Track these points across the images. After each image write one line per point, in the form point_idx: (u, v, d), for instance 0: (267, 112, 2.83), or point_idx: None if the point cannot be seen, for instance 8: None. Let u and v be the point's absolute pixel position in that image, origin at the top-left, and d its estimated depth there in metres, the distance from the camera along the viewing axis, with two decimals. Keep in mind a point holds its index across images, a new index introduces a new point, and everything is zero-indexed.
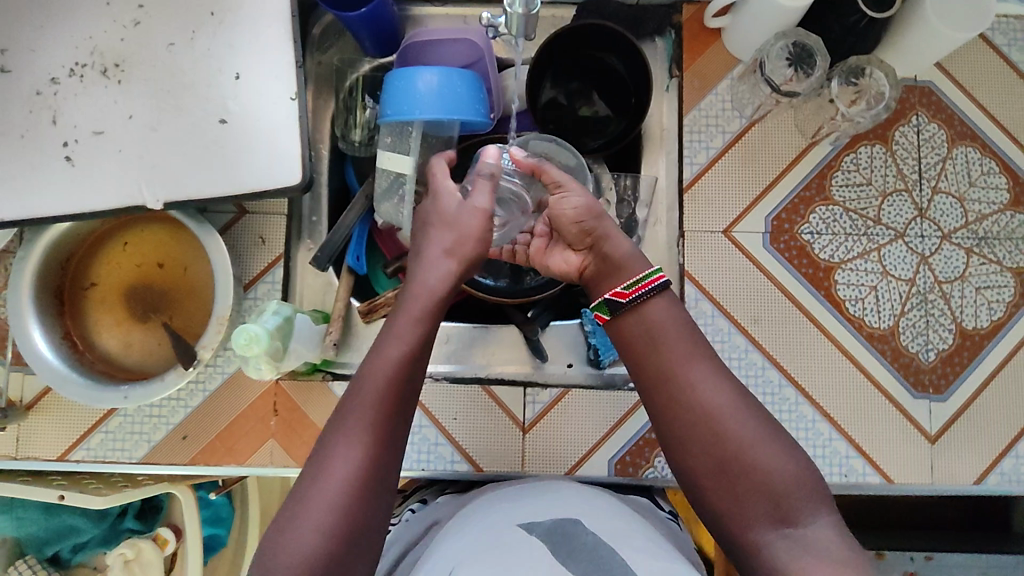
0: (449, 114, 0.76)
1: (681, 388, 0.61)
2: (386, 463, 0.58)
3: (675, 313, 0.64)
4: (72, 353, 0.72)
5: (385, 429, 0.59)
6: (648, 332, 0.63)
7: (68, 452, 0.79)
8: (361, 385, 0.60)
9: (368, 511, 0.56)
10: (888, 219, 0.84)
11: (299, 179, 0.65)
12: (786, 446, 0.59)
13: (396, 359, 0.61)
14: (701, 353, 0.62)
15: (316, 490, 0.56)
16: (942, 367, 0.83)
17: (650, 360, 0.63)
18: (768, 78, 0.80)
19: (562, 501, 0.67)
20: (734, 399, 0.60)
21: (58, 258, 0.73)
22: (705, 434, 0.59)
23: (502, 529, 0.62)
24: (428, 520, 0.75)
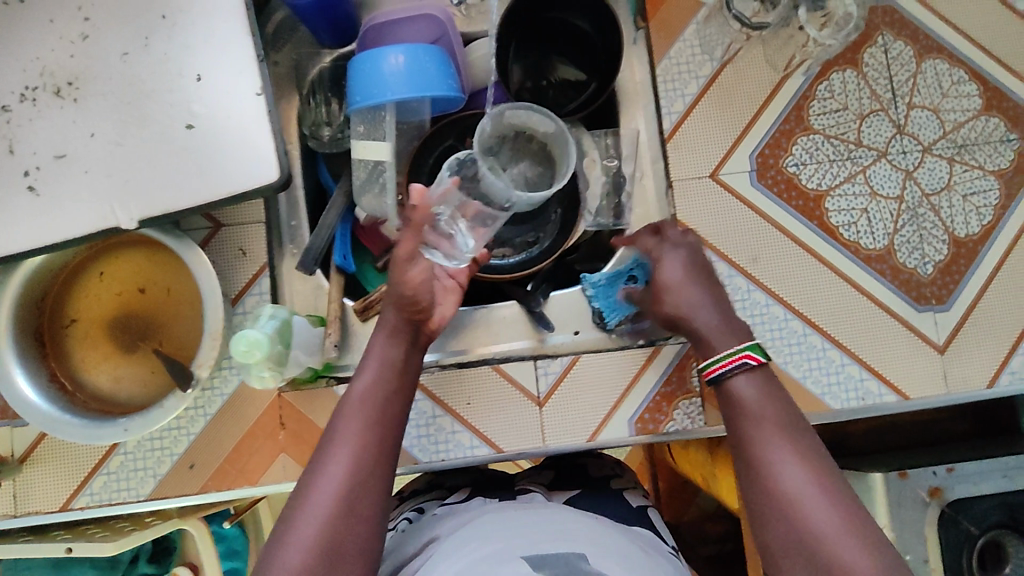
0: (421, 92, 0.74)
1: (761, 461, 0.57)
2: (374, 488, 0.58)
3: (757, 391, 0.61)
4: (63, 395, 0.68)
5: (371, 451, 0.60)
6: (741, 408, 0.61)
7: (71, 500, 0.75)
8: (344, 408, 0.62)
9: (353, 537, 0.56)
10: (869, 140, 0.84)
11: (276, 176, 0.63)
12: (873, 545, 0.52)
13: (377, 386, 0.64)
14: (798, 429, 0.59)
15: (299, 518, 0.56)
16: (941, 277, 0.84)
17: (731, 436, 0.61)
18: (738, 14, 0.81)
19: (565, 534, 0.63)
20: (818, 483, 0.55)
21: (34, 296, 0.69)
22: (782, 513, 0.55)
23: (500, 560, 0.58)
24: (424, 536, 0.70)
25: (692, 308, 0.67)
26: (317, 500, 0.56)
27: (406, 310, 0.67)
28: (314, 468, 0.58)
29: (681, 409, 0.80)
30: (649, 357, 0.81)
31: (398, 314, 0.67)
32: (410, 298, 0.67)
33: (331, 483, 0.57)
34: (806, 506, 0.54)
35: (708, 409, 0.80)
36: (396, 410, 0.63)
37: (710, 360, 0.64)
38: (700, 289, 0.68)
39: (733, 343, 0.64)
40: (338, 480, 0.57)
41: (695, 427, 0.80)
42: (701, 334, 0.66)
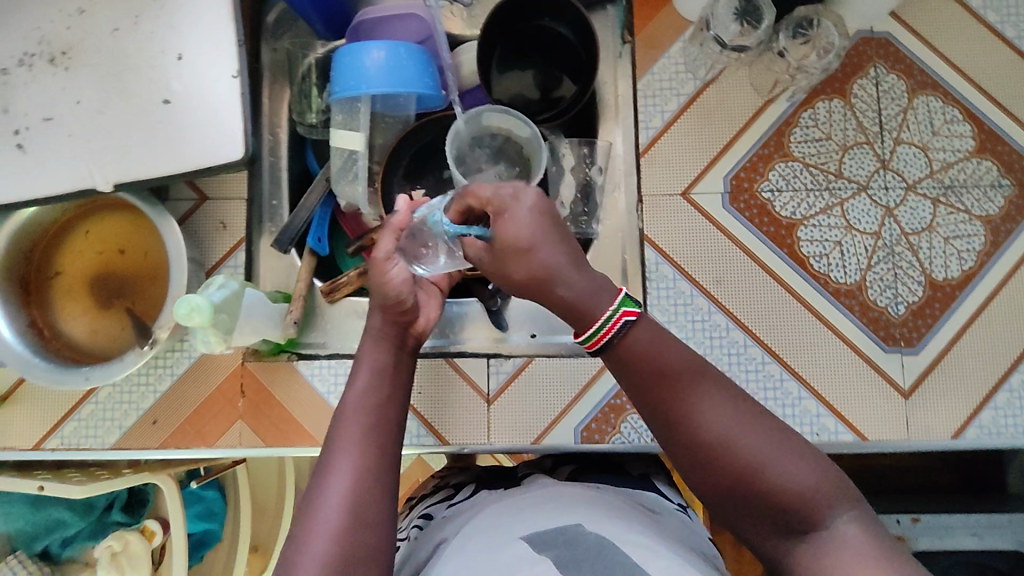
0: (398, 88, 0.77)
1: (677, 415, 0.54)
2: (379, 491, 0.58)
3: (654, 336, 0.55)
4: (38, 340, 0.73)
5: (373, 459, 0.59)
6: (641, 366, 0.55)
7: (43, 440, 0.80)
8: (339, 421, 0.61)
9: (366, 540, 0.56)
10: (850, 172, 0.83)
11: (241, 153, 0.66)
12: (801, 449, 0.52)
13: (371, 396, 0.63)
14: (702, 366, 0.55)
15: (310, 538, 0.55)
16: (913, 319, 0.81)
17: (640, 388, 0.55)
18: (717, 35, 0.81)
19: (559, 511, 0.62)
20: (740, 413, 0.53)
21: (21, 247, 0.75)
22: (714, 460, 0.52)
23: (503, 546, 0.58)
24: (435, 538, 0.71)
25: (547, 269, 0.57)
26: (324, 516, 0.55)
27: (391, 312, 0.66)
28: (316, 482, 0.58)
29: (629, 423, 0.80)
30: (601, 368, 0.81)
31: (384, 317, 0.67)
32: (394, 301, 0.66)
33: (337, 495, 0.56)
34: (736, 441, 0.52)
35: None
36: (390, 415, 0.63)
37: (590, 330, 0.55)
38: (555, 246, 0.58)
39: (614, 292, 0.56)
40: (344, 492, 0.57)
41: (640, 443, 0.80)
42: (574, 296, 0.56)
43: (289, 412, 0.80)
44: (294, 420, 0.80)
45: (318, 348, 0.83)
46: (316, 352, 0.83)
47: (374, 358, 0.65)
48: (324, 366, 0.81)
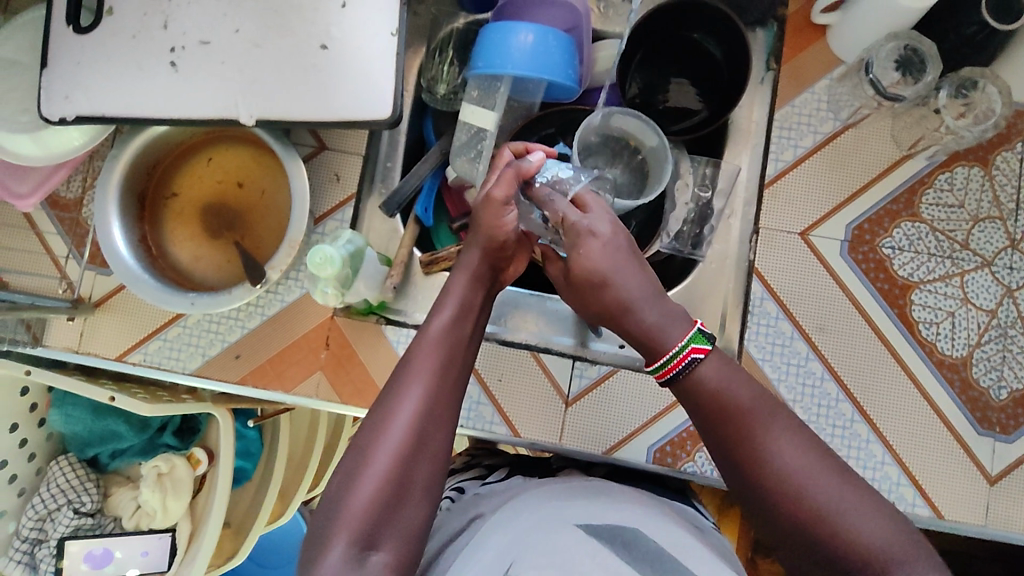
0: (541, 74, 0.76)
1: (745, 453, 0.56)
2: (441, 422, 0.61)
3: (719, 372, 0.58)
4: (147, 257, 0.74)
5: (442, 392, 0.62)
6: (717, 397, 0.57)
7: (126, 353, 0.81)
8: (419, 347, 0.64)
9: (424, 466, 0.59)
10: (977, 245, 0.80)
11: (389, 113, 0.66)
12: (874, 504, 0.53)
13: (453, 330, 0.66)
14: (778, 409, 0.57)
15: (373, 449, 0.59)
16: (1013, 406, 0.79)
17: (714, 422, 0.57)
18: (875, 79, 0.78)
19: (615, 506, 0.66)
20: (815, 462, 0.54)
21: (147, 162, 0.75)
22: (782, 500, 0.54)
23: (558, 528, 0.62)
24: (469, 513, 0.71)
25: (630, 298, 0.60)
26: (391, 432, 0.59)
27: (491, 253, 0.69)
28: (386, 397, 0.61)
29: (704, 452, 0.79)
30: None
31: (483, 255, 0.69)
32: (498, 243, 0.68)
33: (405, 415, 0.60)
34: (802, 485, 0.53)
35: None
36: (464, 354, 0.66)
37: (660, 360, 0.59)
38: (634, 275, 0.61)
39: (686, 325, 0.59)
40: (412, 414, 0.60)
41: (713, 475, 0.79)
42: (650, 328, 0.60)
43: (369, 373, 0.81)
44: (373, 381, 0.80)
45: (406, 317, 0.82)
46: (404, 321, 0.82)
47: (461, 293, 0.68)
48: (411, 335, 0.81)
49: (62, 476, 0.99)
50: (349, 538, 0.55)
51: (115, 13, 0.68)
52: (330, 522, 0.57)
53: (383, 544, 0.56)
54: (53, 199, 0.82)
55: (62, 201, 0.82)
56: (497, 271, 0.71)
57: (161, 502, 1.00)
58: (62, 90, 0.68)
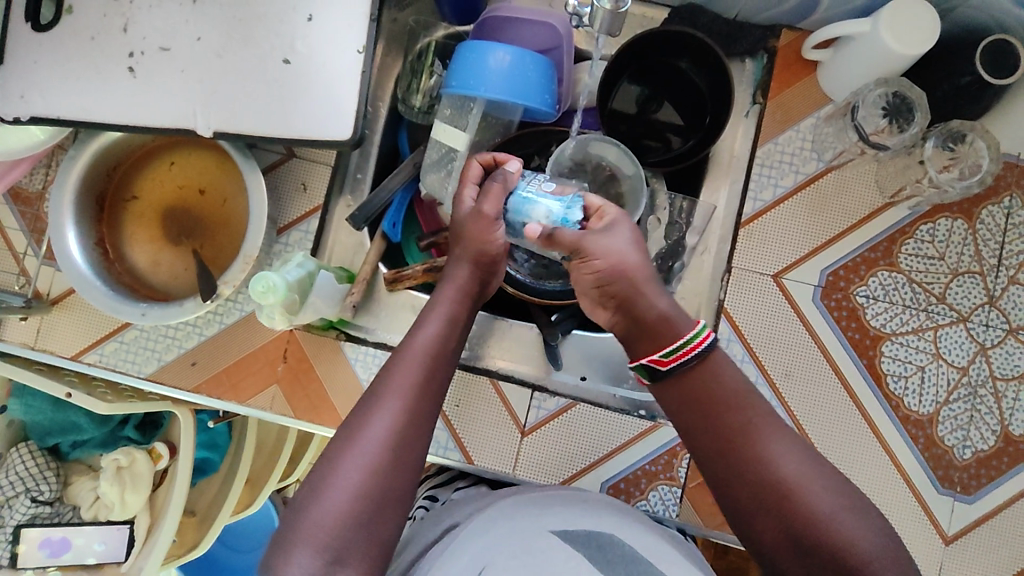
0: (515, 98, 0.73)
1: (748, 452, 0.57)
2: (417, 434, 0.61)
3: (725, 369, 0.61)
4: (103, 261, 0.72)
5: (421, 403, 0.62)
6: (709, 391, 0.60)
7: (81, 353, 0.80)
8: (401, 357, 0.63)
9: (398, 480, 0.59)
10: (953, 300, 0.78)
11: (349, 135, 0.64)
12: (858, 508, 0.56)
13: (439, 341, 0.64)
14: (768, 418, 0.59)
15: (346, 460, 0.58)
16: (976, 467, 0.77)
17: (705, 422, 0.59)
18: (859, 125, 0.75)
19: (588, 511, 0.69)
20: (802, 461, 0.57)
21: (106, 165, 0.73)
22: (775, 501, 0.55)
23: (532, 536, 0.65)
24: (444, 522, 0.72)
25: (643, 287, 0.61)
26: (365, 443, 0.58)
27: (482, 265, 0.67)
28: (364, 407, 0.60)
29: (658, 492, 0.78)
30: (644, 431, 0.79)
31: (472, 264, 0.67)
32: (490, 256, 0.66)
33: (381, 427, 0.59)
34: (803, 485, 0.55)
35: (684, 503, 0.78)
36: (447, 367, 0.65)
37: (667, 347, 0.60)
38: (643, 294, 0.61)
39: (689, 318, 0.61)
40: (389, 426, 0.59)
41: (666, 515, 0.78)
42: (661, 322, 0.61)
43: (325, 389, 0.79)
44: (328, 397, 0.79)
45: (367, 333, 0.82)
46: (364, 338, 0.82)
47: (448, 305, 0.66)
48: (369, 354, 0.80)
49: (21, 464, 0.99)
50: (312, 552, 0.55)
51: (74, 12, 0.65)
52: (293, 532, 0.56)
53: (351, 560, 0.56)
54: (15, 192, 0.80)
55: (24, 194, 0.80)
56: (486, 282, 0.69)
57: (119, 495, 1.00)
58: (17, 89, 0.66)
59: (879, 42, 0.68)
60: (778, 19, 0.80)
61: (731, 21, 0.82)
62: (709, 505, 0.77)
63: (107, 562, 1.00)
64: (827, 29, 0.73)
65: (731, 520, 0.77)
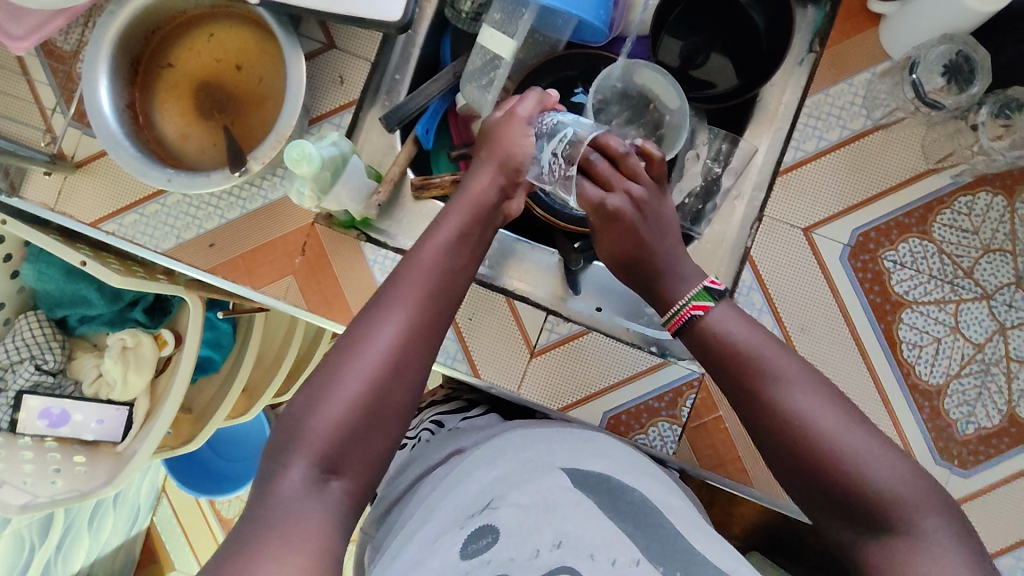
0: (569, 7, 0.71)
1: (760, 401, 0.59)
2: (419, 347, 0.63)
3: (733, 319, 0.63)
4: (132, 125, 0.71)
5: (424, 321, 0.64)
6: (721, 342, 0.62)
7: (100, 221, 0.80)
8: (407, 276, 0.65)
9: (396, 392, 0.61)
10: (981, 276, 0.77)
11: (399, 17, 0.62)
12: (884, 453, 0.56)
13: (445, 263, 0.67)
14: (787, 361, 0.60)
15: (348, 371, 0.60)
16: (976, 443, 0.77)
17: (722, 364, 0.62)
18: (917, 82, 0.73)
19: (596, 450, 0.69)
20: (820, 404, 0.58)
21: (144, 25, 0.71)
22: (791, 441, 0.57)
23: (542, 471, 0.64)
24: (449, 447, 0.78)
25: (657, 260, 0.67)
26: (367, 355, 0.61)
27: (505, 179, 0.71)
28: (370, 320, 0.62)
29: (658, 428, 0.78)
30: (652, 367, 0.79)
31: (496, 173, 0.71)
32: (514, 166, 0.71)
33: (384, 339, 0.62)
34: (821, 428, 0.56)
35: (683, 441, 0.78)
36: (452, 287, 0.67)
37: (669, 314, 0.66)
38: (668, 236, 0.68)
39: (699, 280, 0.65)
40: (392, 338, 0.62)
41: (662, 451, 0.79)
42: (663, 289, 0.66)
43: (340, 286, 0.79)
44: (343, 295, 0.79)
45: (387, 238, 0.81)
46: (384, 241, 0.81)
47: (459, 225, 0.68)
48: (388, 258, 0.79)
49: (29, 331, 1.00)
50: (309, 460, 0.57)
51: None
52: (292, 439, 0.59)
53: (345, 469, 0.59)
54: (48, 47, 0.78)
55: (58, 51, 0.78)
56: (500, 205, 0.71)
57: (121, 374, 1.01)
58: None
59: None
60: None
61: None
62: (708, 447, 0.78)
63: (103, 440, 1.02)
64: None
65: (728, 464, 0.77)
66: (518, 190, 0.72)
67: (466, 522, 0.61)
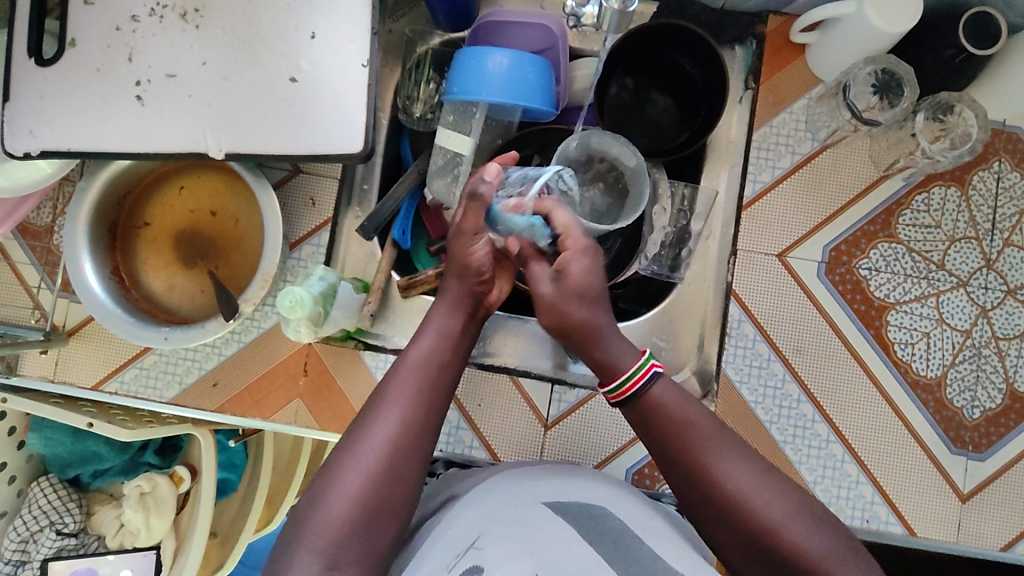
0: (516, 99, 0.74)
1: (704, 473, 0.59)
2: (417, 447, 0.60)
3: (676, 395, 0.62)
4: (120, 289, 0.73)
5: (422, 417, 0.61)
6: (670, 417, 0.61)
7: (102, 382, 0.80)
8: (398, 375, 0.63)
9: (395, 492, 0.58)
10: (952, 265, 0.81)
11: (360, 147, 0.66)
12: (822, 522, 0.58)
13: (436, 355, 0.64)
14: (726, 436, 0.61)
15: (347, 470, 0.58)
16: (986, 426, 0.80)
17: (667, 442, 0.61)
18: (851, 103, 0.77)
19: (588, 487, 0.65)
20: (757, 477, 0.59)
21: (115, 194, 0.74)
22: (730, 512, 0.58)
23: (525, 505, 0.62)
24: (443, 495, 0.70)
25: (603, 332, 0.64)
26: (364, 453, 0.58)
27: (469, 280, 0.66)
28: (365, 420, 0.60)
29: None
30: None
31: (461, 282, 0.67)
32: (476, 269, 0.66)
33: (380, 438, 0.59)
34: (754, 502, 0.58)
35: None
36: (446, 381, 0.64)
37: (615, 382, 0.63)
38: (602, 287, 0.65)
39: (634, 351, 0.64)
40: (387, 437, 0.59)
41: None
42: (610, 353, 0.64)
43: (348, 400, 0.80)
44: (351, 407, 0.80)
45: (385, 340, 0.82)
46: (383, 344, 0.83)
47: (442, 321, 0.66)
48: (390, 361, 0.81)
49: (43, 497, 0.99)
50: (314, 552, 0.54)
51: (78, 44, 0.67)
52: (295, 536, 0.56)
53: (349, 565, 0.55)
54: (23, 227, 0.80)
55: (32, 228, 0.80)
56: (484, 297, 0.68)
57: (144, 521, 1.00)
58: (26, 125, 0.67)
59: (864, 22, 0.70)
60: (764, 5, 0.82)
61: (718, 10, 0.84)
62: None
63: None
64: (816, 11, 0.74)
65: None
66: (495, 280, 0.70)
67: (453, 562, 0.56)
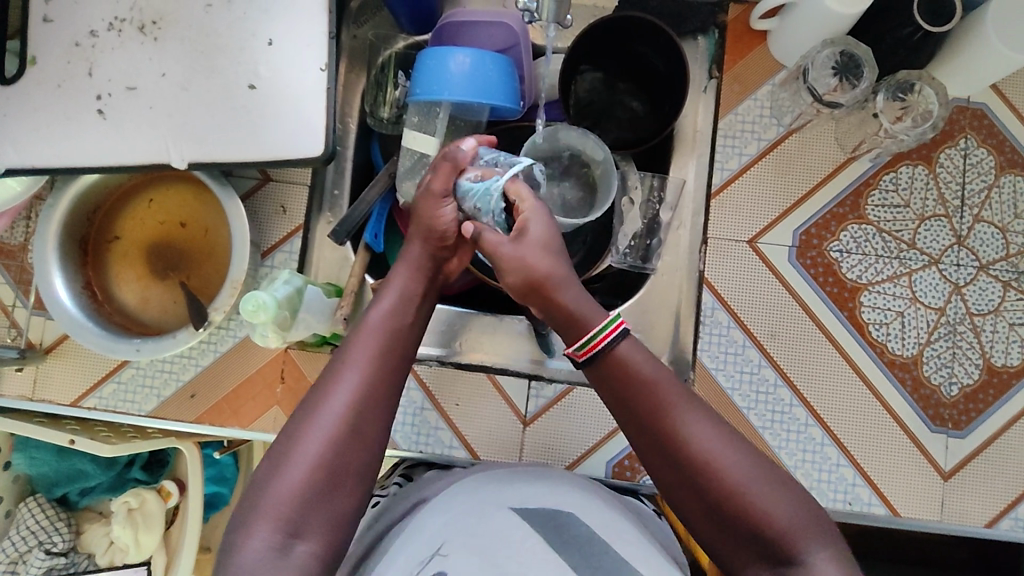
0: (479, 98, 0.75)
1: (671, 431, 0.56)
2: (377, 409, 0.59)
3: (642, 353, 0.58)
4: (92, 303, 0.73)
5: (381, 378, 0.60)
6: (627, 378, 0.58)
7: (80, 399, 0.80)
8: (356, 339, 0.62)
9: (356, 455, 0.58)
10: (923, 244, 0.81)
11: (321, 150, 0.66)
12: (788, 486, 0.55)
13: (393, 319, 0.64)
14: (691, 398, 0.58)
15: (306, 433, 0.57)
16: (964, 402, 0.80)
17: (630, 399, 0.58)
18: (812, 87, 0.78)
19: (553, 484, 0.66)
20: (720, 440, 0.56)
21: (85, 209, 0.74)
22: (698, 474, 0.55)
23: (491, 510, 0.62)
24: (412, 498, 0.69)
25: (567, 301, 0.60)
26: (324, 417, 0.57)
27: (432, 243, 0.67)
28: (325, 382, 0.59)
29: None
30: None
31: (424, 248, 0.67)
32: (440, 233, 0.66)
33: (339, 400, 0.58)
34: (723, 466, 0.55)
35: None
36: (405, 345, 0.64)
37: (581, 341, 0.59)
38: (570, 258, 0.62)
39: (605, 312, 0.60)
40: (347, 399, 0.58)
41: None
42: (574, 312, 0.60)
43: None
44: None
45: None
46: None
47: (401, 284, 0.65)
48: None
49: (31, 517, 0.99)
50: (272, 526, 0.54)
51: (38, 62, 0.67)
52: (253, 507, 0.55)
53: (308, 534, 0.55)
54: None
55: (5, 248, 0.80)
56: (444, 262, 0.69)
57: (132, 537, 1.00)
58: None
59: (821, 5, 0.70)
60: None
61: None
62: None
63: None
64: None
65: None
66: (455, 251, 0.69)
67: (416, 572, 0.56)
